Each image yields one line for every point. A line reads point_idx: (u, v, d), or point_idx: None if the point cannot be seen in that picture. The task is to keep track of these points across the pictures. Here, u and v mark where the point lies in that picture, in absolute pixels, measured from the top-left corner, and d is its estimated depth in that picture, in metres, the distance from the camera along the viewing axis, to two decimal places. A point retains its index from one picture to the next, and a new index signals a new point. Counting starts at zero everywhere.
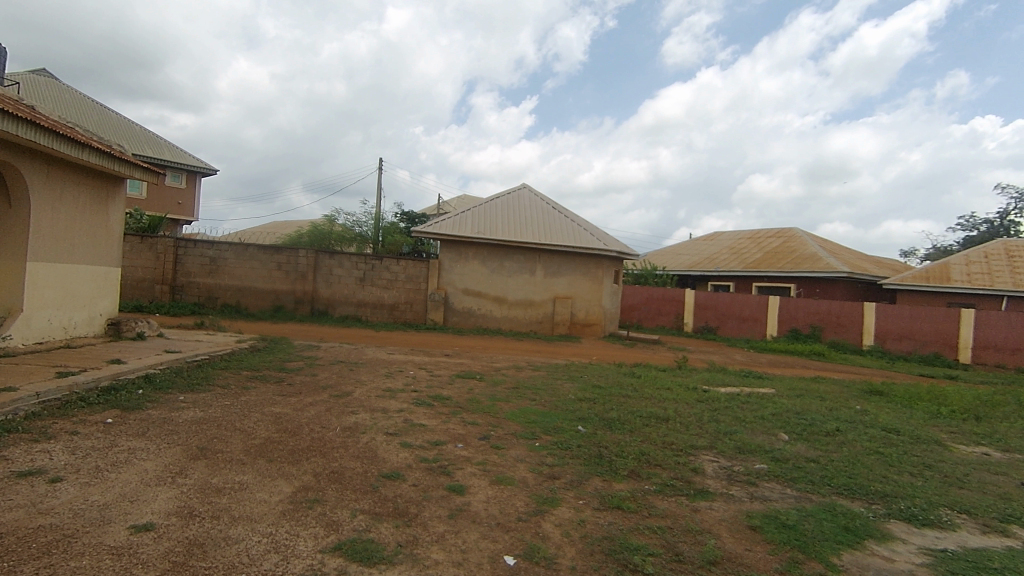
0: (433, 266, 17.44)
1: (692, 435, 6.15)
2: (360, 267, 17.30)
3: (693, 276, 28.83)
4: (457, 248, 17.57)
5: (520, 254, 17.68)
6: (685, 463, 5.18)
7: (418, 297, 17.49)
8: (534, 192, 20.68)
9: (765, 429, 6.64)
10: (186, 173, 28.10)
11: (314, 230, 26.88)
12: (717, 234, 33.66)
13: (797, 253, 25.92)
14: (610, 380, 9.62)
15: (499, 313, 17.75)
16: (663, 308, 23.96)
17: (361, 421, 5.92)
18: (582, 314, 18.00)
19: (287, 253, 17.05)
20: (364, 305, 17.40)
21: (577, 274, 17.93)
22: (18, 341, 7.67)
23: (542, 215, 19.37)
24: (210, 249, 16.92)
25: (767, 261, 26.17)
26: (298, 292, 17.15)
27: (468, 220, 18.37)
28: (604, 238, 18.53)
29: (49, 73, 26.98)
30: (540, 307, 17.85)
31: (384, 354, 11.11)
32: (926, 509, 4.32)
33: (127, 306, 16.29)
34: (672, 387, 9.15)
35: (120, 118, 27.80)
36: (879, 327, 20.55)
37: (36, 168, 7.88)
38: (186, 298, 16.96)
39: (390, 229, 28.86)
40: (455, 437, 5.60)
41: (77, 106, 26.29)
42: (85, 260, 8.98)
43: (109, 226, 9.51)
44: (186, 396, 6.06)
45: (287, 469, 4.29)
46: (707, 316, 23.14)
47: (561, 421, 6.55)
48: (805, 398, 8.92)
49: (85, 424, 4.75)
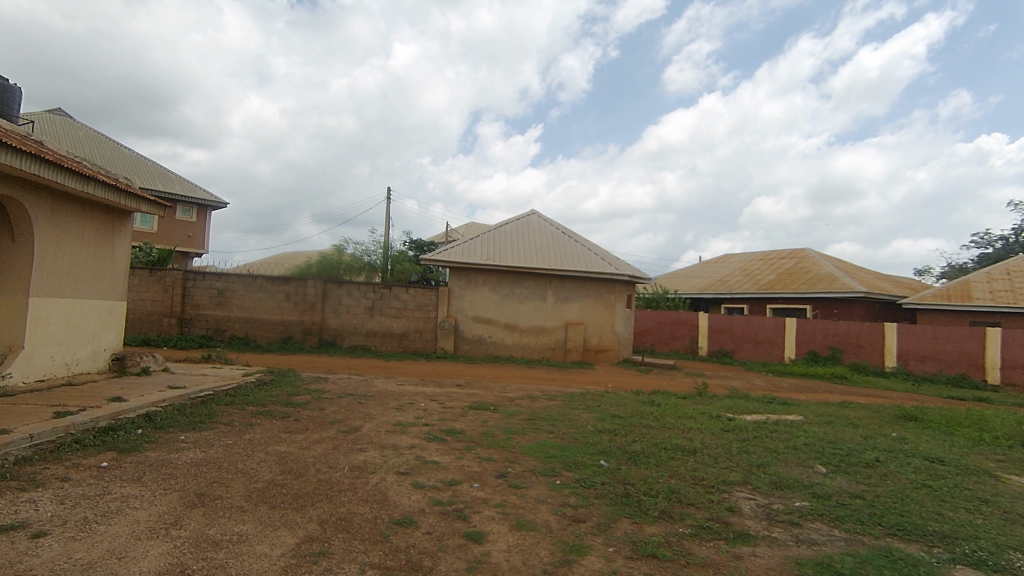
0: (442, 294, 17.21)
1: (723, 469, 5.75)
2: (369, 296, 17.11)
3: (705, 299, 28.41)
4: (467, 275, 17.37)
5: (530, 279, 17.44)
6: (719, 502, 4.80)
7: (428, 325, 17.23)
8: (542, 217, 20.55)
9: (799, 460, 6.22)
10: (196, 206, 28.34)
11: (323, 260, 26.86)
12: (727, 257, 33.33)
13: (811, 273, 25.49)
14: (629, 409, 9.23)
15: (510, 340, 17.42)
16: (677, 332, 23.52)
17: (370, 459, 5.58)
18: (594, 340, 17.63)
19: (295, 283, 16.92)
20: (374, 335, 17.14)
21: (588, 299, 17.62)
22: (19, 379, 7.46)
23: (552, 240, 19.18)
24: (218, 281, 16.81)
25: (781, 283, 25.73)
26: (307, 323, 16.95)
27: (478, 247, 18.21)
28: (615, 263, 18.27)
29: (64, 112, 27.56)
30: (551, 334, 17.51)
31: (394, 385, 10.79)
32: (994, 552, 3.90)
33: (135, 340, 16.14)
34: (695, 415, 8.74)
35: (132, 154, 28.22)
36: (901, 348, 19.97)
37: (40, 202, 7.77)
38: (194, 331, 16.80)
39: (398, 258, 28.79)
40: (470, 476, 5.25)
41: (91, 143, 26.76)
42: (90, 294, 8.82)
43: (114, 260, 9.37)
44: (187, 436, 5.77)
45: (291, 516, 3.96)
46: (722, 340, 22.66)
47: (582, 455, 6.18)
48: (835, 425, 8.48)
49: (78, 469, 4.47)
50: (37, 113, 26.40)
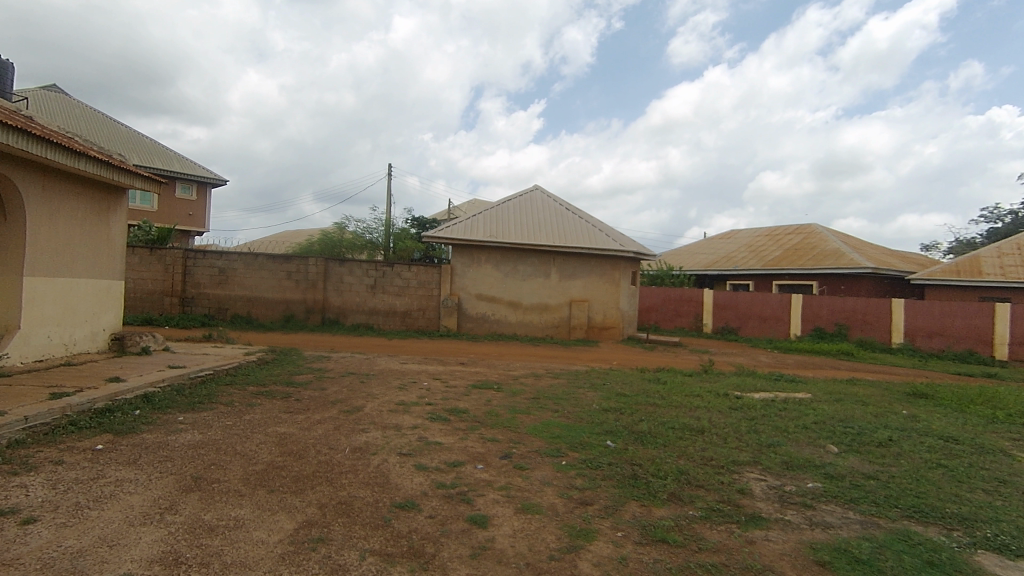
0: (445, 271, 17.03)
1: (732, 449, 5.63)
2: (371, 275, 16.94)
3: (710, 275, 28.16)
4: (470, 252, 17.17)
5: (534, 256, 17.23)
6: (729, 483, 4.67)
7: (431, 303, 17.10)
8: (546, 193, 20.23)
9: (810, 439, 6.09)
10: (195, 184, 28.04)
11: (325, 238, 26.65)
12: (733, 233, 32.98)
13: (818, 249, 25.18)
14: (635, 387, 9.11)
15: (514, 318, 17.29)
16: (682, 309, 23.36)
17: (372, 439, 5.47)
18: (599, 318, 17.49)
19: (297, 262, 16.76)
20: (376, 313, 17.03)
21: (593, 276, 17.42)
22: (16, 359, 7.36)
23: (555, 216, 18.90)
24: (219, 259, 16.66)
25: (787, 259, 25.45)
26: (309, 301, 16.84)
27: (480, 224, 17.97)
28: (620, 239, 18.01)
29: (59, 88, 27.15)
30: (555, 311, 17.36)
31: (397, 364, 10.69)
32: (1016, 536, 3.76)
33: (137, 320, 16.06)
34: (702, 394, 8.61)
35: (130, 131, 27.85)
36: (909, 324, 19.77)
37: (31, 178, 7.56)
38: (196, 310, 16.71)
39: (401, 235, 28.55)
40: (474, 457, 5.13)
41: (87, 120, 26.41)
42: (86, 273, 8.68)
43: (110, 238, 9.21)
44: (185, 417, 5.67)
45: (289, 500, 3.85)
46: (727, 317, 22.50)
47: (588, 435, 6.06)
48: (845, 403, 8.35)
49: (72, 452, 4.36)
50: (31, 90, 26.00)
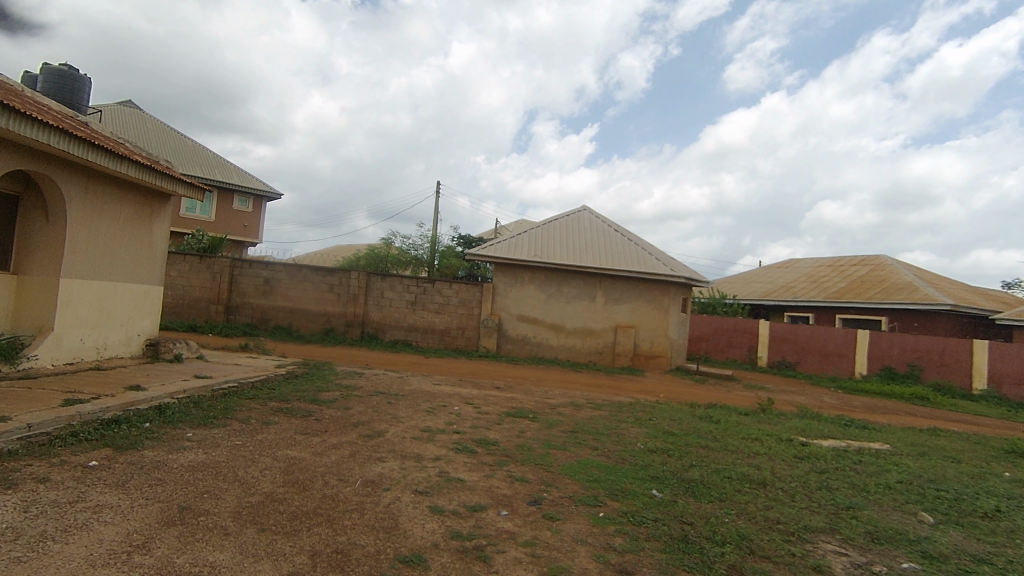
0: (486, 290, 16.59)
1: (803, 510, 4.78)
2: (412, 290, 16.68)
3: (767, 305, 26.63)
4: (513, 271, 16.68)
5: (579, 278, 16.57)
6: (803, 557, 3.87)
7: (470, 322, 16.64)
8: (594, 213, 19.60)
9: (896, 504, 5.15)
10: (252, 196, 28.92)
11: (371, 254, 26.84)
12: (792, 262, 31.29)
13: (888, 283, 23.38)
14: (684, 425, 8.24)
15: (556, 342, 16.60)
16: (734, 340, 22.06)
17: (388, 471, 4.93)
18: (645, 345, 16.57)
19: (339, 275, 16.71)
20: (415, 330, 16.70)
21: (641, 302, 16.58)
22: (46, 362, 7.28)
23: (603, 238, 18.22)
24: (264, 269, 16.79)
25: (852, 291, 23.74)
26: (349, 315, 16.71)
27: (524, 243, 17.49)
28: (671, 263, 17.12)
29: (135, 104, 28.85)
30: (599, 337, 16.57)
31: (429, 384, 10.19)
32: None
33: (183, 325, 16.30)
34: (761, 437, 7.71)
35: (195, 144, 29.12)
36: (993, 369, 17.91)
37: (73, 181, 7.53)
38: (240, 318, 16.85)
39: (446, 252, 28.39)
40: (498, 500, 4.50)
41: (157, 135, 27.81)
42: (125, 277, 8.66)
43: (152, 243, 9.21)
44: (194, 433, 5.30)
45: (279, 544, 3.33)
46: (784, 350, 21.07)
47: (630, 481, 5.32)
48: (932, 458, 7.26)
49: (62, 468, 4.01)
50: (109, 105, 27.72)
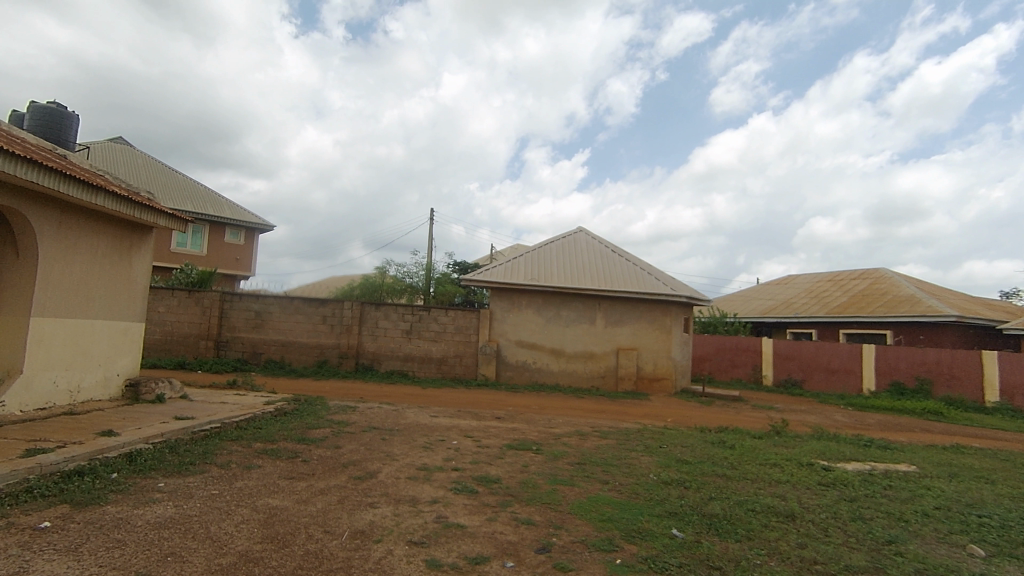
0: (483, 316, 16.18)
1: (840, 548, 4.32)
2: (407, 319, 16.25)
3: (768, 323, 26.25)
4: (510, 296, 16.31)
5: (578, 301, 16.21)
6: None
7: (468, 350, 16.18)
8: (590, 234, 19.33)
9: (939, 535, 4.69)
10: (244, 229, 28.63)
11: (366, 283, 26.48)
12: (791, 278, 31.04)
13: (890, 296, 23.07)
14: (697, 452, 7.77)
15: (557, 367, 16.13)
16: (738, 359, 21.62)
17: (380, 519, 4.45)
18: (649, 368, 16.11)
19: (332, 305, 16.30)
20: (411, 360, 16.23)
21: (642, 323, 16.19)
22: (14, 408, 6.80)
23: (601, 259, 17.91)
24: (255, 302, 16.36)
25: (854, 305, 23.43)
26: (343, 347, 16.24)
27: (521, 267, 17.16)
28: (671, 283, 16.79)
29: (126, 140, 28.80)
30: (601, 360, 16.12)
31: (426, 417, 9.70)
32: None
33: (171, 363, 15.78)
34: (779, 462, 7.25)
35: (186, 179, 28.97)
36: (1004, 380, 17.51)
37: (44, 214, 7.17)
38: (230, 354, 16.34)
39: (441, 279, 28.04)
40: (503, 550, 4.03)
41: (147, 171, 27.67)
42: (103, 315, 8.24)
43: (132, 278, 8.83)
44: (167, 482, 4.82)
45: None
46: (790, 368, 20.62)
47: (646, 519, 4.84)
48: (964, 479, 6.80)
49: (8, 532, 3.54)
50: (99, 143, 27.64)
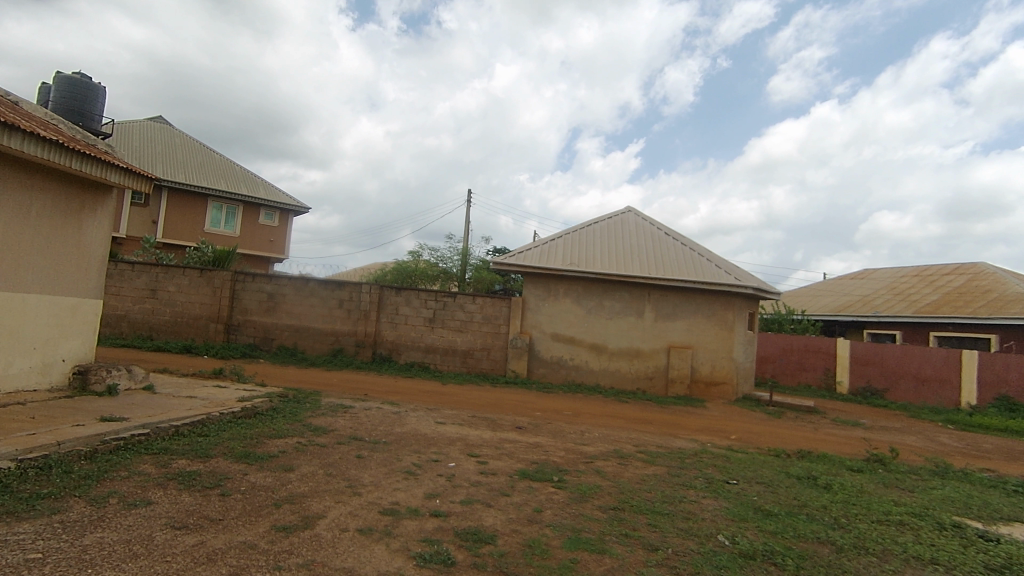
0: (515, 305, 14.28)
1: None
2: (430, 306, 14.56)
3: (842, 322, 23.24)
4: (546, 283, 14.36)
5: (624, 290, 14.09)
6: None
7: (497, 342, 14.35)
8: (639, 215, 17.07)
9: None
10: (279, 211, 27.68)
11: (398, 269, 25.19)
12: (868, 272, 27.68)
13: (994, 295, 19.73)
14: (784, 495, 5.64)
15: (597, 365, 14.09)
16: (807, 362, 19.02)
17: None
18: (705, 370, 13.84)
19: (349, 289, 14.81)
20: (434, 351, 14.55)
21: (699, 318, 13.92)
22: None
23: (652, 242, 15.66)
24: (268, 284, 15.07)
25: (949, 305, 20.19)
26: (359, 334, 14.74)
27: (560, 250, 15.15)
28: (735, 272, 14.38)
29: (165, 119, 28.47)
30: (649, 359, 13.96)
31: (429, 424, 7.90)
32: None
33: (178, 345, 14.67)
34: (910, 521, 5.02)
35: (222, 158, 28.36)
36: None
37: None
38: (241, 338, 15.13)
39: (478, 266, 26.39)
40: None
41: (183, 149, 27.26)
42: (38, 288, 6.87)
43: (84, 245, 7.46)
44: None
45: None
46: (869, 375, 17.80)
47: None
48: None
49: None
50: (140, 122, 27.64)
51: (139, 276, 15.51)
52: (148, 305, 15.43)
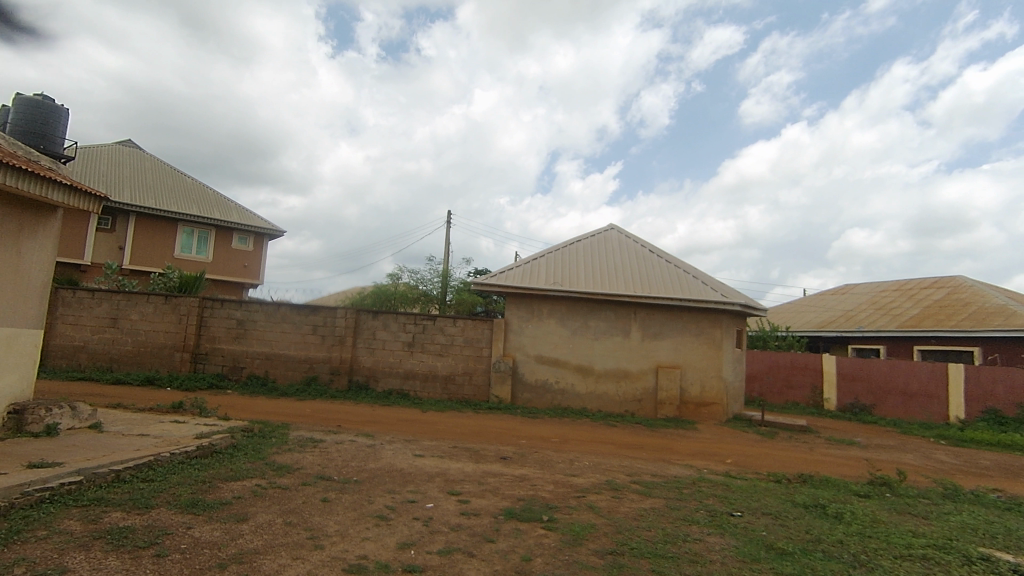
0: (498, 327, 13.77)
1: None
2: (409, 330, 13.97)
3: (826, 338, 23.13)
4: (529, 303, 13.89)
5: (609, 309, 13.69)
6: None
7: (479, 366, 13.78)
8: (622, 232, 16.78)
9: None
10: (253, 235, 26.92)
11: (376, 293, 24.54)
12: (848, 288, 27.80)
13: (975, 308, 19.79)
14: (794, 529, 5.15)
15: (583, 388, 13.59)
16: (794, 379, 18.75)
17: None
18: (695, 391, 13.43)
19: (323, 314, 14.16)
20: (413, 377, 13.91)
21: (686, 336, 13.55)
22: None
23: (636, 260, 15.34)
24: (238, 309, 14.35)
25: (932, 318, 20.18)
26: (334, 361, 14.05)
27: (542, 269, 14.73)
28: (721, 288, 14.08)
29: (135, 143, 27.72)
30: (636, 380, 13.51)
31: (406, 458, 7.29)
32: None
33: (139, 377, 13.81)
34: (936, 556, 4.55)
35: (193, 182, 27.59)
36: None
37: None
38: (208, 368, 14.32)
39: (459, 288, 25.86)
40: None
41: (152, 173, 26.46)
42: None
43: (23, 271, 6.81)
44: None
45: None
46: (857, 391, 17.57)
47: None
48: None
49: None
50: (107, 146, 26.82)
51: (99, 303, 14.67)
52: (108, 334, 14.57)
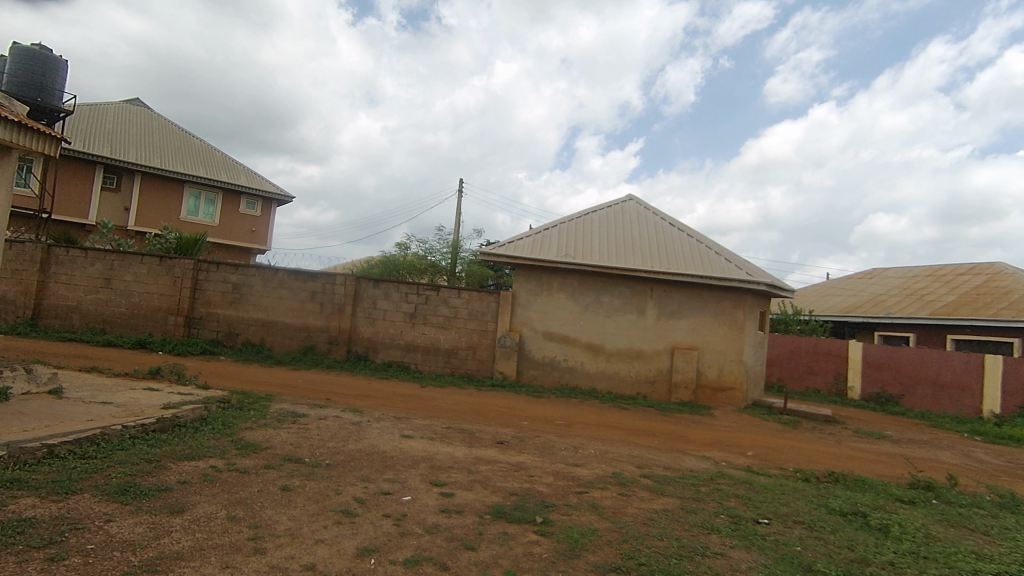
0: (504, 300, 12.97)
1: None
2: (411, 300, 13.24)
3: (852, 323, 22.02)
4: (538, 276, 13.05)
5: (624, 284, 12.80)
6: None
7: (484, 341, 13.05)
8: (641, 204, 15.74)
9: None
10: (261, 200, 26.28)
11: (384, 263, 23.88)
12: (876, 272, 26.51)
13: (1015, 297, 18.52)
14: (836, 547, 4.30)
15: (593, 367, 12.81)
16: (816, 366, 17.80)
17: None
18: (712, 374, 12.58)
19: (322, 280, 13.46)
20: (413, 350, 13.23)
21: (705, 316, 12.64)
22: None
23: (654, 233, 14.36)
24: (233, 273, 13.71)
25: (967, 306, 18.97)
26: (332, 330, 13.41)
27: (554, 240, 13.82)
28: (746, 266, 13.09)
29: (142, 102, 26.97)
30: (650, 361, 12.68)
31: (392, 440, 6.57)
32: None
33: (131, 340, 13.31)
34: None
35: (201, 143, 26.87)
36: None
37: None
38: (203, 333, 13.78)
39: (470, 260, 25.09)
40: None
41: (159, 134, 25.76)
42: None
43: None
44: None
45: None
46: (884, 380, 16.57)
47: None
48: None
49: None
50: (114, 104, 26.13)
51: (92, 263, 14.12)
52: (102, 296, 14.05)
